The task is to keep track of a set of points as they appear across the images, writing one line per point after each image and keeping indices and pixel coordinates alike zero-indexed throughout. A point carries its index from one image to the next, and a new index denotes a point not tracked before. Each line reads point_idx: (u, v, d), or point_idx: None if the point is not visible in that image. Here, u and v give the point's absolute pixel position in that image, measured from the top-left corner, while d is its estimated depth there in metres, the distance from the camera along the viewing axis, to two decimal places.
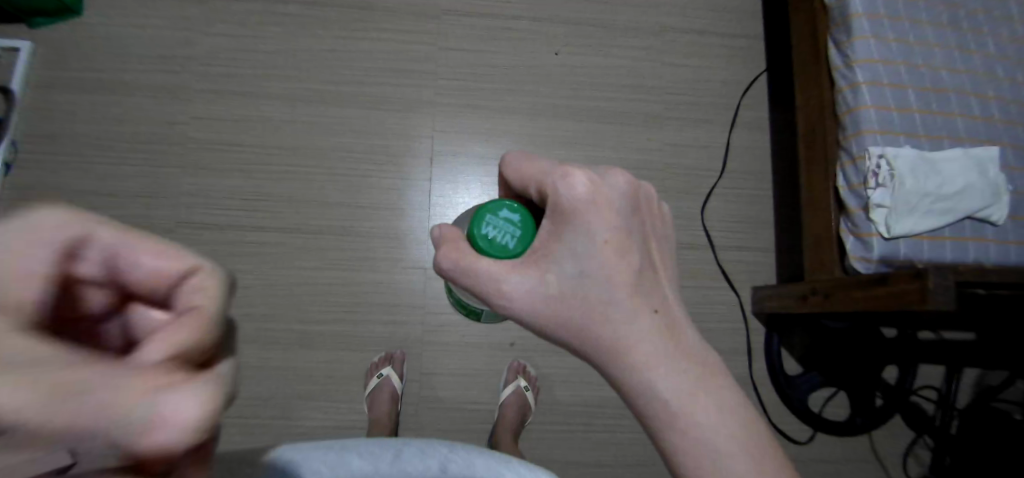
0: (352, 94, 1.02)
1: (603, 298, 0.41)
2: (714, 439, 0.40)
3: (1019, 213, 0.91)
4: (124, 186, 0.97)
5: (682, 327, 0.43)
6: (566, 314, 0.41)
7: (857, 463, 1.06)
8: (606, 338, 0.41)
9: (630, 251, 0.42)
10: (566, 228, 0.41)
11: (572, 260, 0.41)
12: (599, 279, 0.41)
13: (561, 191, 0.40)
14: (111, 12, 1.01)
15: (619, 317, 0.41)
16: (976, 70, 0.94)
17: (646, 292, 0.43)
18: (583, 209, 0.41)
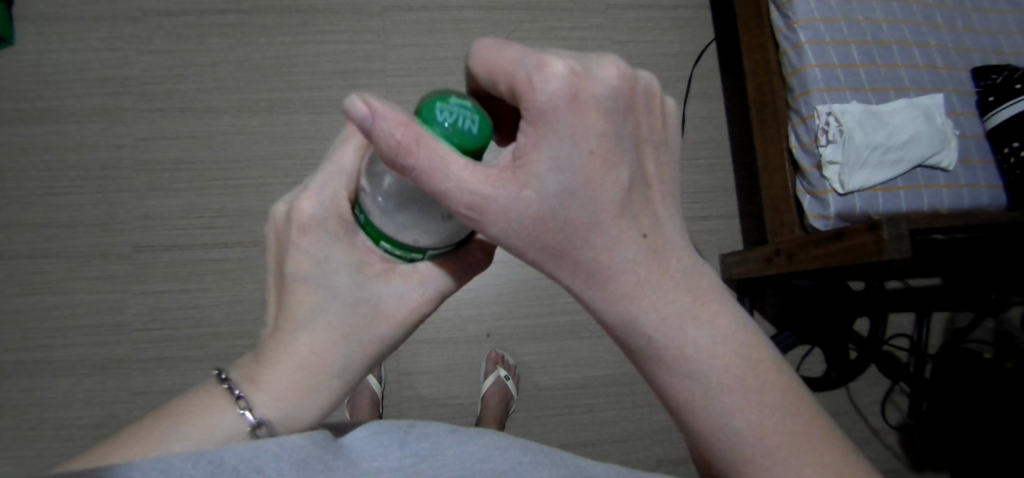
0: (301, 100, 1.01)
1: (588, 226, 0.34)
2: (705, 371, 0.38)
3: (968, 156, 0.93)
4: (73, 215, 0.94)
5: (675, 253, 0.38)
6: (545, 238, 0.34)
7: (838, 416, 1.08)
8: (591, 263, 0.36)
9: (621, 165, 0.33)
10: (547, 139, 0.31)
11: (552, 180, 0.32)
12: (585, 203, 0.33)
13: (538, 85, 0.29)
14: (43, 38, 0.98)
15: (605, 246, 0.35)
16: (915, 20, 0.96)
17: (635, 213, 0.35)
18: (568, 115, 0.30)
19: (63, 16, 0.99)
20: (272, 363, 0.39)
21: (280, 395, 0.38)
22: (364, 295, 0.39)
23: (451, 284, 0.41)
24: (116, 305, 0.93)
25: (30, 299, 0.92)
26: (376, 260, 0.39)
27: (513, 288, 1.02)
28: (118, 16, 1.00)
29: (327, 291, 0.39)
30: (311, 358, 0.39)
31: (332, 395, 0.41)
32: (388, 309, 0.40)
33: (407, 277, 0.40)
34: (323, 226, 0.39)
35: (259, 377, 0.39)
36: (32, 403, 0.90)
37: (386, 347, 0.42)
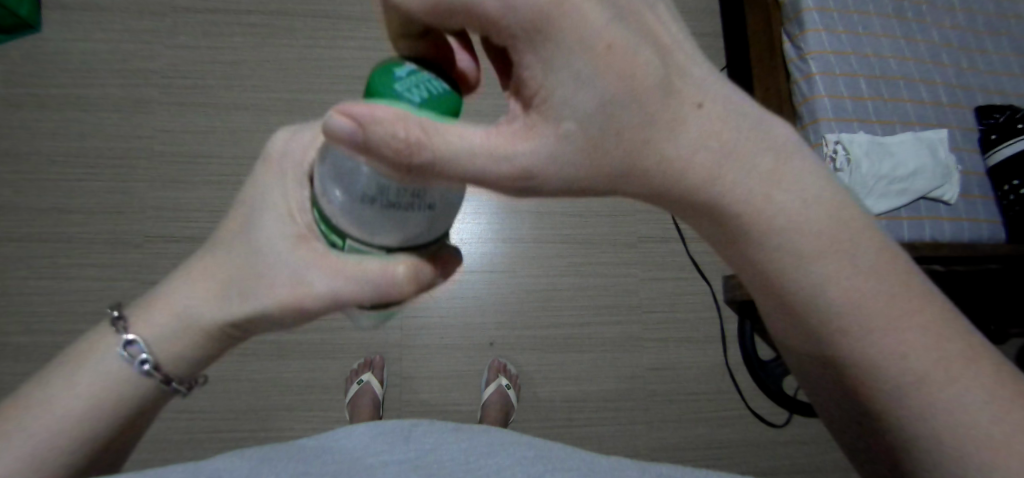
0: (319, 102, 1.02)
1: (648, 117, 0.32)
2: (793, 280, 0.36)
3: (969, 190, 0.95)
4: (88, 203, 0.95)
5: (740, 125, 0.34)
6: (608, 160, 0.32)
7: (831, 443, 1.10)
8: (655, 171, 0.33)
9: (635, 45, 0.30)
10: (547, 54, 0.28)
11: (580, 89, 0.29)
12: (629, 102, 0.31)
13: (498, 7, 0.27)
14: (70, 26, 1.00)
15: (673, 137, 0.33)
16: (922, 58, 0.98)
17: (677, 95, 0.33)
18: (556, 17, 0.27)
19: (92, 7, 1.01)
20: (174, 282, 0.41)
21: (159, 322, 0.40)
22: (265, 252, 0.36)
23: (347, 287, 0.33)
24: (123, 293, 0.94)
25: (37, 283, 0.92)
26: (301, 221, 0.36)
27: (518, 298, 1.03)
28: (147, 11, 1.02)
29: (245, 234, 0.38)
30: (203, 284, 0.40)
31: (204, 343, 0.41)
32: (279, 280, 0.36)
33: (313, 253, 0.35)
34: (282, 164, 0.38)
35: (156, 296, 0.41)
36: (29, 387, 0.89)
37: (258, 321, 0.39)
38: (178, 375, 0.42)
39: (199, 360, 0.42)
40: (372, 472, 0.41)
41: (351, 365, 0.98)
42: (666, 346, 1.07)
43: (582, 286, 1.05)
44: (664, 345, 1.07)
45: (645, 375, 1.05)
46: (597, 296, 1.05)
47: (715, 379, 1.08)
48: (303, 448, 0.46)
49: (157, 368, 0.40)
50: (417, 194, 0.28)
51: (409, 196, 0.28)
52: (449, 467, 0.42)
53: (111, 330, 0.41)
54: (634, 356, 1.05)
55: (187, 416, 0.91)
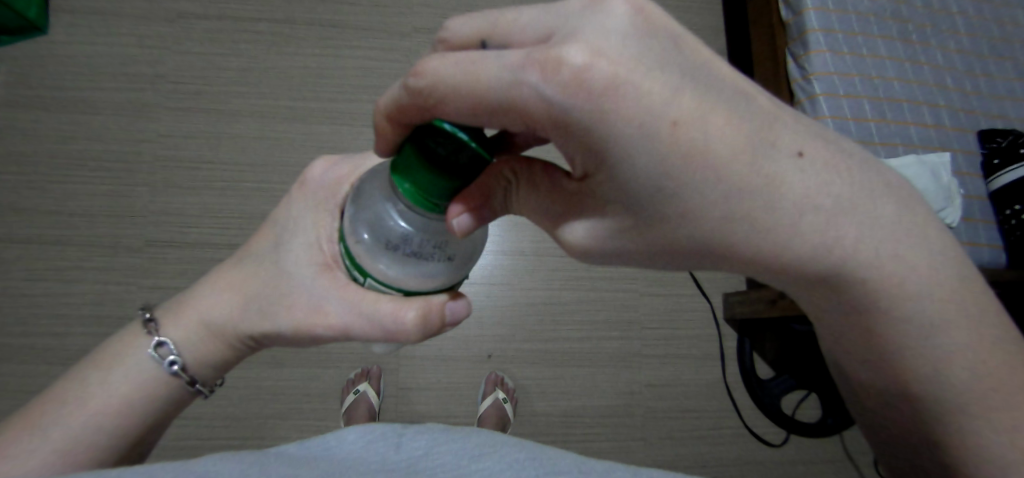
0: (324, 111, 1.03)
1: (732, 186, 0.31)
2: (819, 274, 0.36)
3: (970, 214, 0.95)
4: (90, 205, 0.95)
5: (822, 183, 0.33)
6: (697, 227, 0.33)
7: (830, 464, 1.09)
8: (753, 240, 0.33)
9: (708, 114, 0.30)
10: (618, 142, 0.28)
11: (653, 168, 0.30)
12: (710, 176, 0.30)
13: (557, 98, 0.27)
14: (77, 29, 1.00)
15: (769, 205, 0.32)
16: (926, 81, 0.99)
17: (770, 155, 0.32)
18: (622, 104, 0.27)
19: (100, 11, 1.02)
20: (206, 290, 0.48)
21: (188, 328, 0.47)
22: (290, 274, 0.44)
23: (364, 319, 0.39)
24: (121, 297, 0.94)
25: (37, 285, 0.92)
26: (325, 249, 0.44)
27: (517, 310, 1.03)
28: (155, 16, 1.03)
29: (275, 254, 0.45)
30: (229, 299, 0.46)
31: (225, 351, 0.48)
32: (298, 301, 0.43)
33: (330, 281, 0.42)
34: (315, 195, 0.47)
35: (188, 304, 0.48)
36: (25, 389, 0.89)
37: (274, 337, 0.46)
38: (202, 377, 0.49)
39: (217, 365, 0.49)
40: (364, 472, 0.40)
41: (348, 375, 0.97)
42: (664, 363, 1.06)
43: (582, 301, 1.05)
44: (662, 360, 1.06)
45: (643, 391, 1.05)
46: (597, 310, 1.05)
47: (714, 396, 1.07)
48: (290, 452, 0.46)
49: (184, 369, 0.47)
50: (440, 246, 0.35)
51: (435, 248, 0.35)
52: (437, 468, 0.43)
53: (145, 332, 0.48)
54: (631, 372, 1.05)
55: (182, 423, 0.91)
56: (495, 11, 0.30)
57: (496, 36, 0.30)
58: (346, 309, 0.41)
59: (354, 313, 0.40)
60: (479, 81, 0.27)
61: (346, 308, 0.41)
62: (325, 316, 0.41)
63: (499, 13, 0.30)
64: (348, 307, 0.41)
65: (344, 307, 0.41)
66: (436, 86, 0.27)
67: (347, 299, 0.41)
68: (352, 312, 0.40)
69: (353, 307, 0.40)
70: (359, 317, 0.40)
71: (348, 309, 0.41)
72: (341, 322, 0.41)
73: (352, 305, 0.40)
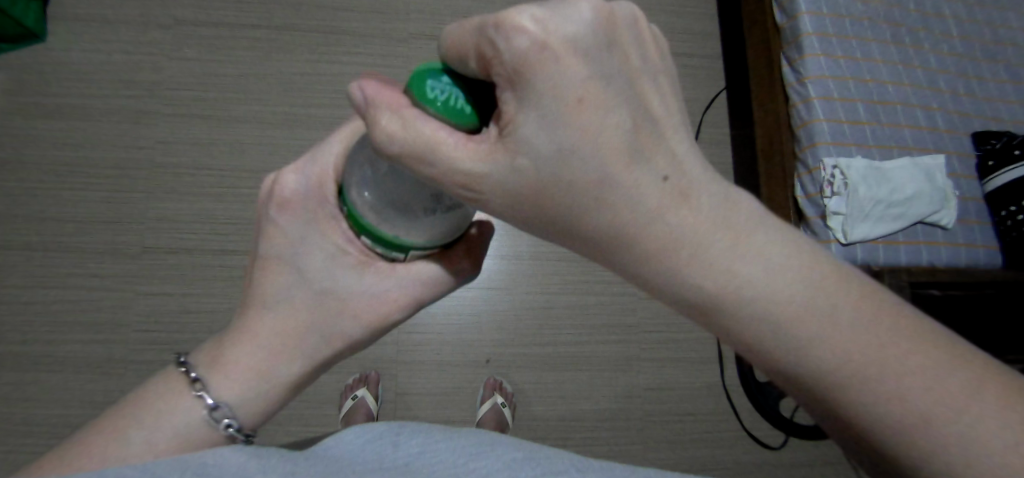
0: (321, 117, 1.03)
1: (599, 180, 0.30)
2: (693, 270, 0.32)
3: (966, 216, 0.96)
4: (87, 212, 0.95)
5: (686, 202, 0.32)
6: (551, 205, 0.31)
7: (830, 465, 1.09)
8: (623, 223, 0.32)
9: (615, 107, 0.29)
10: (524, 105, 0.27)
11: (546, 142, 0.28)
12: (575, 170, 0.29)
13: (504, 50, 0.24)
14: (75, 37, 1.01)
15: (624, 204, 0.31)
16: (920, 84, 0.99)
17: (655, 156, 0.31)
18: (544, 71, 0.26)
19: (96, 19, 1.02)
20: (237, 349, 0.43)
21: (236, 385, 0.42)
22: (339, 289, 0.42)
23: (427, 287, 0.43)
24: (118, 304, 0.93)
25: (32, 292, 0.92)
26: (352, 251, 0.42)
27: (515, 315, 1.03)
28: (152, 24, 1.03)
29: (302, 278, 0.43)
30: (273, 338, 0.43)
31: (284, 390, 0.45)
32: (359, 305, 0.43)
33: (377, 276, 0.42)
34: (307, 205, 0.42)
35: (211, 369, 0.43)
36: (20, 397, 0.89)
37: (340, 346, 0.45)
38: (254, 426, 0.45)
39: (272, 408, 0.45)
40: (358, 470, 0.40)
41: (347, 380, 0.98)
42: (664, 366, 1.06)
43: (580, 305, 1.05)
44: (661, 364, 1.06)
45: (642, 394, 1.05)
46: (596, 315, 1.05)
47: (713, 399, 1.07)
48: (286, 451, 0.45)
49: (240, 427, 0.43)
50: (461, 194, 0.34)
51: (460, 197, 0.35)
52: (434, 467, 0.42)
53: (176, 397, 0.43)
54: (631, 375, 1.05)
55: None
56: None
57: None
58: (410, 287, 0.43)
59: (420, 290, 0.43)
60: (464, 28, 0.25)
61: (410, 287, 0.43)
62: (389, 302, 0.43)
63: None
64: (414, 285, 0.42)
65: (407, 286, 0.42)
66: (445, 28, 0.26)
67: (405, 278, 0.42)
68: (419, 286, 0.43)
69: (415, 282, 0.43)
70: (425, 291, 0.43)
71: (411, 288, 0.43)
72: (411, 300, 0.43)
73: (413, 282, 0.42)
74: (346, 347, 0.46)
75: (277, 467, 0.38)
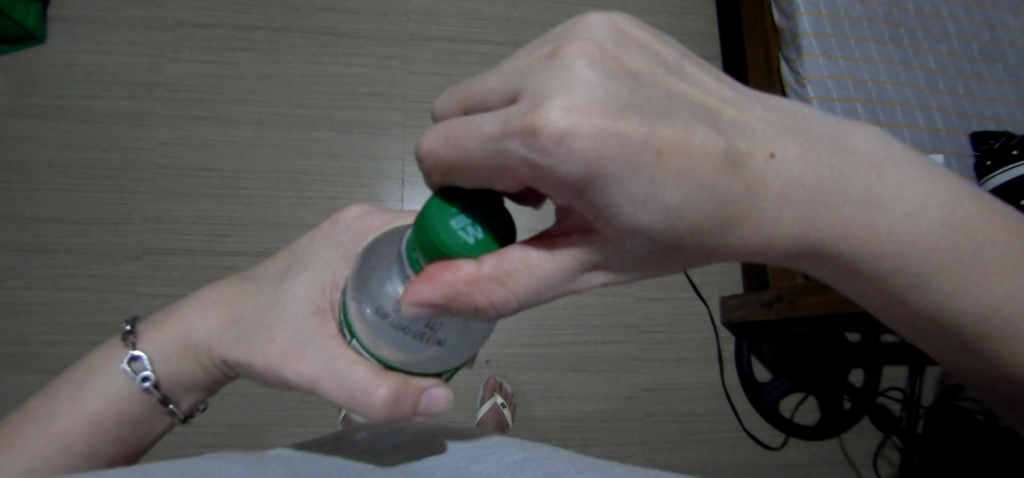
0: (321, 118, 1.03)
1: (729, 207, 0.30)
2: (832, 241, 0.35)
3: None
4: (86, 213, 0.95)
5: (808, 169, 0.32)
6: (700, 230, 0.31)
7: (830, 466, 1.09)
8: (760, 230, 0.32)
9: (694, 137, 0.27)
10: (611, 186, 0.26)
11: (652, 205, 0.27)
12: (708, 211, 0.29)
13: (554, 162, 0.24)
14: (75, 38, 1.01)
15: (759, 212, 0.31)
16: (919, 84, 1.00)
17: (750, 168, 0.30)
18: (612, 154, 0.24)
19: (96, 20, 1.02)
20: (190, 308, 0.52)
21: (168, 343, 0.50)
22: (282, 308, 0.45)
23: (331, 376, 0.38)
24: (117, 305, 0.93)
25: (32, 293, 0.92)
26: (328, 296, 0.45)
27: (515, 315, 1.03)
28: (152, 25, 1.03)
29: (276, 287, 0.48)
30: (218, 316, 0.50)
31: (197, 371, 0.51)
32: (278, 343, 0.43)
33: (319, 327, 0.42)
34: (342, 234, 0.51)
35: (173, 319, 0.52)
36: (20, 399, 0.89)
37: (249, 370, 0.47)
38: (173, 396, 0.52)
39: (184, 380, 0.51)
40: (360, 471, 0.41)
41: None
42: (664, 366, 1.07)
43: (580, 306, 1.05)
44: (661, 364, 1.07)
45: (642, 395, 1.05)
46: (596, 315, 1.05)
47: (713, 399, 1.07)
48: (289, 453, 0.46)
49: (156, 386, 0.50)
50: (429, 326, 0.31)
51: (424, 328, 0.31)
52: (436, 468, 0.43)
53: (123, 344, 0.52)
54: (630, 376, 1.05)
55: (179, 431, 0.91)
56: (467, 81, 0.28)
57: (474, 103, 0.28)
58: (314, 366, 0.40)
59: (318, 372, 0.39)
60: (472, 155, 0.25)
61: (313, 365, 0.40)
62: (293, 365, 0.41)
63: (468, 84, 0.28)
64: (318, 363, 0.40)
65: (311, 361, 0.40)
66: (440, 170, 0.27)
67: (315, 354, 0.40)
68: (318, 370, 0.39)
69: (320, 363, 0.39)
70: (321, 378, 0.39)
71: (313, 365, 0.40)
72: (309, 379, 0.40)
73: (320, 361, 0.40)
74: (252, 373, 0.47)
75: (279, 469, 0.39)
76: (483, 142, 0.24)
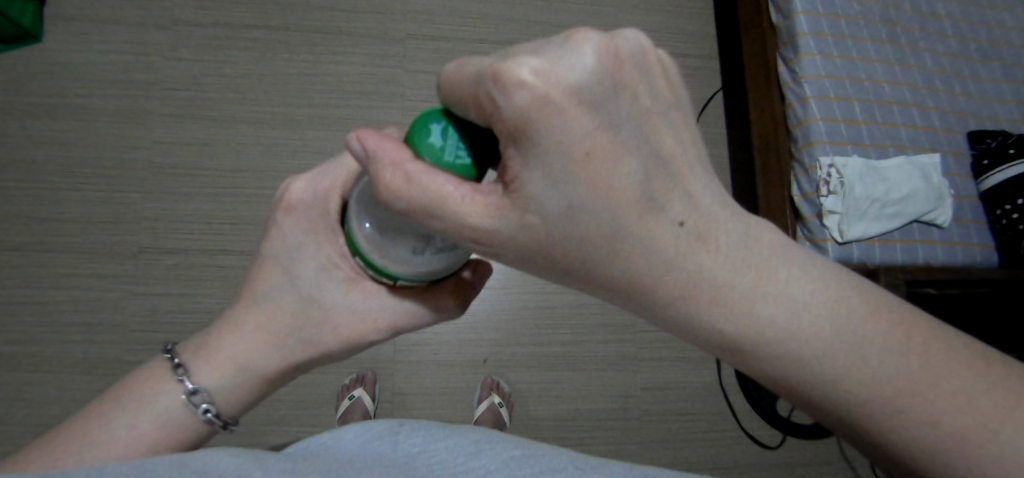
0: (318, 117, 1.03)
1: (621, 225, 0.32)
2: (752, 287, 0.34)
3: (961, 215, 0.96)
4: (82, 212, 0.95)
5: (721, 219, 0.34)
6: (555, 255, 0.33)
7: (828, 465, 1.09)
8: (632, 267, 0.33)
9: (625, 162, 0.30)
10: (531, 161, 0.27)
11: (559, 195, 0.29)
12: (598, 220, 0.31)
13: (501, 112, 0.26)
14: (72, 37, 1.01)
15: (637, 250, 0.33)
16: (916, 83, 1.00)
17: (653, 208, 0.32)
18: (547, 127, 0.26)
19: (93, 18, 1.02)
20: (223, 341, 0.46)
21: (221, 375, 0.44)
22: (321, 298, 0.44)
23: (405, 317, 0.44)
24: (114, 304, 0.93)
25: (29, 292, 0.92)
26: (343, 267, 0.44)
27: (513, 314, 1.03)
28: (148, 24, 1.03)
29: (293, 286, 0.44)
30: (257, 333, 0.45)
31: (259, 388, 0.47)
32: (339, 320, 0.45)
33: (361, 294, 0.44)
34: (310, 214, 0.44)
35: (208, 351, 0.45)
36: (17, 398, 0.88)
37: (317, 358, 0.47)
38: (233, 416, 0.47)
39: (251, 401, 0.48)
40: (356, 469, 0.40)
41: (344, 380, 0.98)
42: (662, 365, 1.06)
43: (578, 305, 1.05)
44: (658, 363, 1.06)
45: (639, 394, 1.05)
46: (593, 314, 1.05)
47: (711, 398, 1.07)
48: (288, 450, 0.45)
49: (218, 415, 0.45)
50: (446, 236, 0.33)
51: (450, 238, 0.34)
52: (432, 467, 0.42)
53: (170, 378, 0.45)
54: (628, 375, 1.05)
55: None
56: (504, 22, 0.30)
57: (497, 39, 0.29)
58: (386, 318, 0.44)
59: (392, 321, 0.45)
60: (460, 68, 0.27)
61: (385, 318, 0.44)
62: (364, 326, 0.45)
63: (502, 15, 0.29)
64: (388, 313, 0.44)
65: (380, 316, 0.44)
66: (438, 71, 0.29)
67: (382, 310, 0.44)
68: (389, 319, 0.44)
69: (391, 314, 0.44)
70: (396, 323, 0.45)
71: (383, 318, 0.44)
72: (385, 327, 0.45)
73: (390, 313, 0.44)
74: (315, 360, 0.47)
75: (276, 465, 0.38)
76: (476, 69, 0.26)
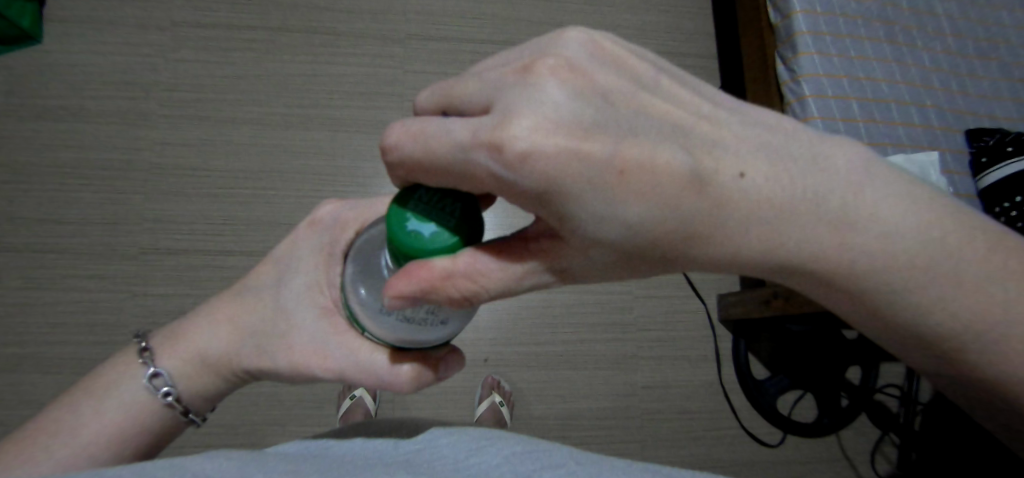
0: (318, 117, 1.03)
1: (694, 221, 0.31)
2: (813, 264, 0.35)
3: None
4: (82, 213, 0.95)
5: (782, 188, 0.31)
6: (656, 242, 0.31)
7: (829, 463, 1.09)
8: (726, 248, 0.32)
9: (660, 152, 0.28)
10: (568, 198, 0.27)
11: (612, 220, 0.29)
12: (673, 212, 0.30)
13: (516, 177, 0.26)
14: (71, 38, 1.01)
15: (721, 234, 0.32)
16: (914, 82, 1.00)
17: (719, 178, 0.30)
18: (569, 171, 0.26)
19: (92, 20, 1.02)
20: (200, 324, 0.50)
21: (181, 358, 0.48)
22: (292, 316, 0.45)
23: (356, 367, 0.41)
24: (114, 305, 0.93)
25: (29, 293, 0.92)
26: (326, 293, 0.46)
27: (513, 314, 1.03)
28: (148, 25, 1.03)
29: (276, 293, 0.48)
30: (227, 330, 0.48)
31: (216, 381, 0.49)
32: (295, 341, 0.45)
33: (331, 326, 0.44)
34: (325, 234, 0.49)
35: (184, 333, 0.50)
36: (18, 399, 0.88)
37: (270, 374, 0.48)
38: (194, 407, 0.50)
39: (209, 395, 0.50)
40: (357, 466, 0.40)
41: (344, 381, 0.98)
42: (662, 364, 1.07)
43: (578, 304, 1.06)
44: (658, 362, 1.07)
45: (639, 393, 1.05)
46: (593, 313, 1.06)
47: (711, 397, 1.07)
48: (288, 451, 0.46)
49: (177, 400, 0.48)
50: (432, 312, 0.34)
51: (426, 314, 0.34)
52: (433, 464, 0.42)
53: (139, 361, 0.49)
54: (628, 374, 1.05)
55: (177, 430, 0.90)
56: (446, 82, 0.30)
57: (453, 106, 0.29)
58: (336, 360, 0.42)
59: (342, 366, 0.42)
60: (434, 156, 0.26)
61: (336, 360, 0.43)
62: (314, 362, 0.43)
63: (450, 84, 0.29)
64: (342, 355, 0.42)
65: (333, 356, 0.43)
66: (398, 160, 0.28)
67: (337, 351, 0.43)
68: (341, 364, 0.42)
69: (343, 356, 0.42)
70: (345, 369, 0.42)
71: (333, 359, 0.43)
72: (333, 369, 0.43)
73: (342, 356, 0.42)
74: (269, 374, 0.48)
75: (275, 465, 0.38)
76: (451, 147, 0.25)
